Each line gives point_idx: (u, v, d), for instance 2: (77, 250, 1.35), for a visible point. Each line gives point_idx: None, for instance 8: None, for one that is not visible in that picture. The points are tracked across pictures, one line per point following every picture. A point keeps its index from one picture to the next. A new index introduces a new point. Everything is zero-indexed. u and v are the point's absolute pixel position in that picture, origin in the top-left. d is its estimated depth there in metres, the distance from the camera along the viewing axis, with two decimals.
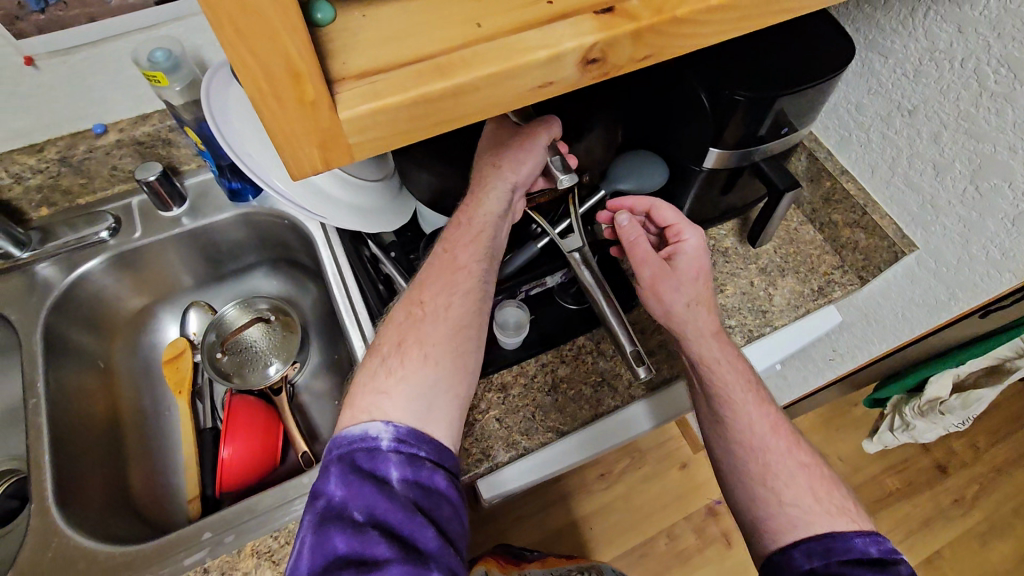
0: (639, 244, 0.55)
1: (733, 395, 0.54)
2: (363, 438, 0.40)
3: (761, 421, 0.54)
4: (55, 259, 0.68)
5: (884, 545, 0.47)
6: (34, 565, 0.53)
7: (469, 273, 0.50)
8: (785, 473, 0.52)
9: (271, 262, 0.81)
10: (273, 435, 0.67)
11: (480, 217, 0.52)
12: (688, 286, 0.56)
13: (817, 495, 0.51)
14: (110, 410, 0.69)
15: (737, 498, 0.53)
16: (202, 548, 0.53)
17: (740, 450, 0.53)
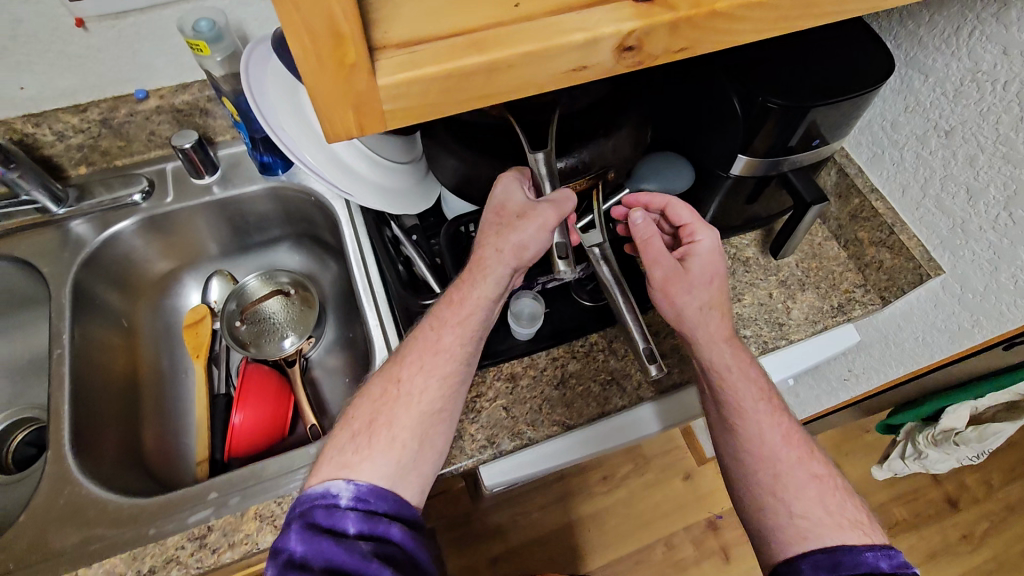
0: (652, 243, 0.55)
1: (741, 403, 0.54)
2: (323, 495, 0.42)
3: (773, 430, 0.53)
4: (89, 217, 0.70)
5: (895, 560, 0.45)
6: (47, 510, 0.54)
7: (451, 355, 0.50)
8: (795, 484, 0.51)
9: (295, 238, 0.83)
10: (284, 406, 0.68)
11: (471, 299, 0.51)
12: (701, 291, 0.55)
13: (827, 508, 0.50)
14: (130, 367, 0.71)
15: (745, 505, 0.53)
16: (207, 508, 0.53)
17: (751, 460, 0.53)
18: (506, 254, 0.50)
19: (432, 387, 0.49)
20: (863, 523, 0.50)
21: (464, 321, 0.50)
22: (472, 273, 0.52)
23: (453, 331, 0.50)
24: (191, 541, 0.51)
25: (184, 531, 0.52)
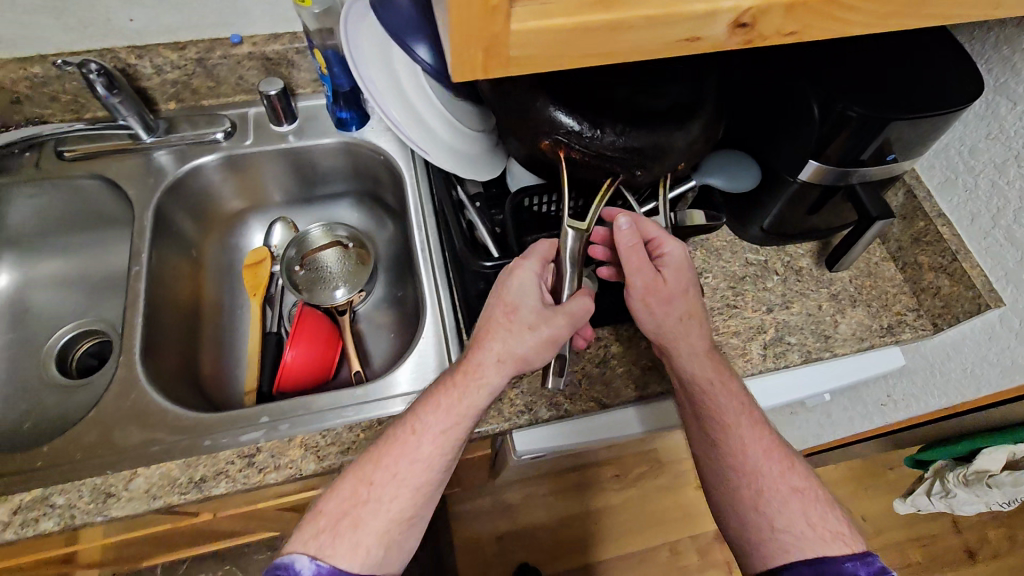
0: (635, 255, 0.51)
1: (724, 418, 0.55)
2: (288, 567, 0.45)
3: (755, 447, 0.54)
4: (174, 149, 0.75)
5: (873, 565, 0.48)
6: (113, 411, 0.58)
7: (426, 467, 0.49)
8: (778, 499, 0.52)
9: (358, 195, 0.86)
10: (332, 350, 0.72)
11: (458, 410, 0.50)
12: (675, 306, 0.54)
13: (810, 521, 0.51)
14: (193, 295, 0.75)
15: (730, 521, 0.54)
16: (258, 429, 0.57)
17: (733, 474, 0.54)
18: (505, 364, 0.50)
19: (406, 494, 0.48)
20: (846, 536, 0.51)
21: (447, 431, 0.50)
22: (461, 383, 0.51)
23: (433, 442, 0.50)
24: (241, 458, 0.55)
25: (235, 448, 0.55)
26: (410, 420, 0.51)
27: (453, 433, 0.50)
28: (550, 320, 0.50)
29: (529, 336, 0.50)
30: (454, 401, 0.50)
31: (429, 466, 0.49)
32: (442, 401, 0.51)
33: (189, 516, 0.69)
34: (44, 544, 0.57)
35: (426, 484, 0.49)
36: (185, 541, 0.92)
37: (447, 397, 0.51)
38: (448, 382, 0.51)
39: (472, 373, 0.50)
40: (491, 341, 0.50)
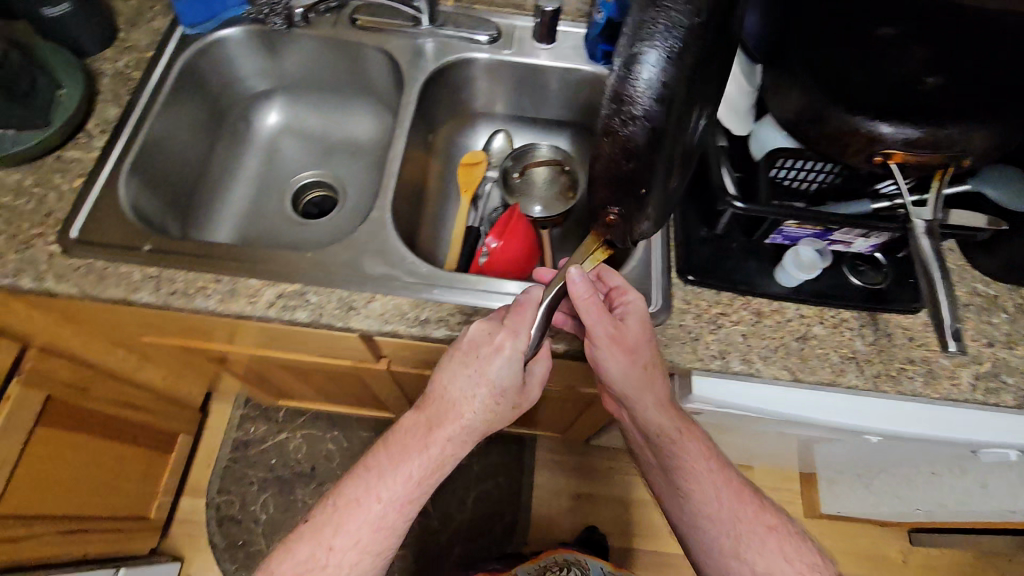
0: (593, 306, 0.56)
1: (688, 464, 0.63)
2: None
3: (719, 494, 0.63)
4: (438, 41, 0.81)
5: None
6: (358, 244, 0.66)
7: (388, 534, 0.59)
8: (754, 544, 0.61)
9: (578, 128, 0.90)
10: (530, 259, 0.77)
11: (423, 481, 0.60)
12: (635, 357, 0.58)
13: (788, 558, 0.61)
14: (421, 173, 0.82)
15: (708, 564, 0.63)
16: (478, 295, 0.62)
17: (707, 521, 0.62)
18: (475, 433, 0.61)
19: (368, 557, 0.58)
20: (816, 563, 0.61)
21: (410, 499, 0.60)
22: (424, 457, 0.59)
23: (398, 509, 0.59)
24: (461, 313, 0.61)
25: (457, 304, 0.62)
26: (373, 485, 0.59)
27: (415, 499, 0.60)
28: (523, 395, 0.61)
29: (490, 414, 0.60)
30: (418, 463, 0.59)
31: (389, 526, 0.59)
32: (405, 470, 0.59)
33: (370, 359, 0.78)
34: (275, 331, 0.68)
35: (383, 542, 0.59)
36: (330, 388, 1.03)
37: (410, 460, 0.59)
38: (410, 451, 0.60)
39: (432, 442, 0.60)
40: (461, 416, 0.59)
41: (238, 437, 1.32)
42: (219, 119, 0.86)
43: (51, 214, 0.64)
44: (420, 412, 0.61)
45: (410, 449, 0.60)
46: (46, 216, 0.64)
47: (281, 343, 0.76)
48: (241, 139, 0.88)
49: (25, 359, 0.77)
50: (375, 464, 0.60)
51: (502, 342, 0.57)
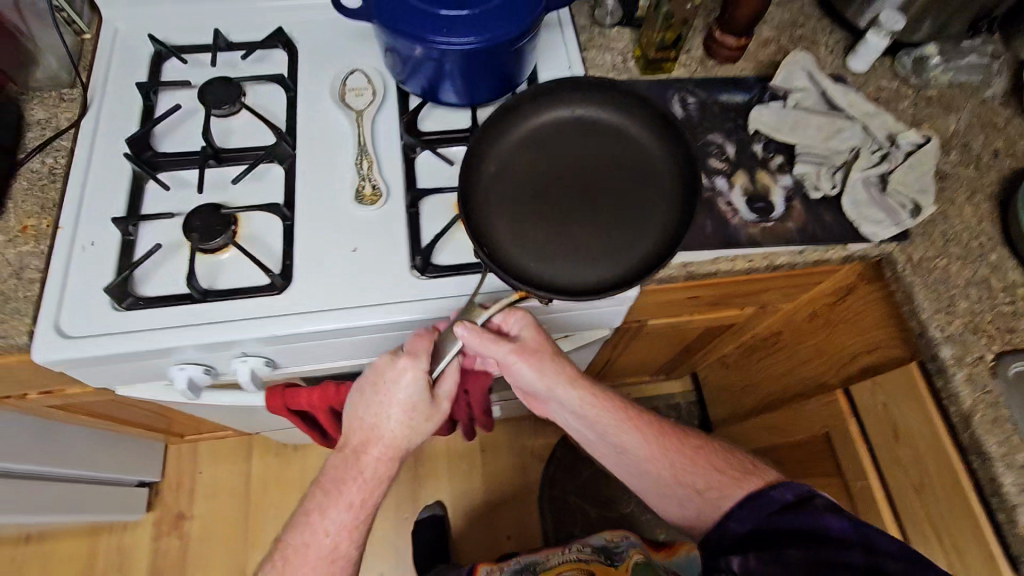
0: (484, 339, 0.63)
1: (619, 423, 0.70)
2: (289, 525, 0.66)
3: (643, 438, 0.70)
4: None
5: (799, 489, 0.63)
6: None
7: (345, 557, 0.64)
8: (696, 472, 0.68)
9: None
10: None
11: (363, 506, 0.65)
12: (534, 358, 0.66)
13: (721, 476, 0.68)
14: None
15: (665, 505, 0.70)
16: None
17: (648, 461, 0.69)
18: (392, 458, 0.66)
19: None
20: (747, 469, 0.68)
21: (354, 523, 0.64)
22: (357, 477, 0.65)
23: (346, 531, 0.64)
24: None
25: None
26: (313, 524, 0.64)
27: (359, 523, 0.64)
28: (440, 408, 0.67)
29: (409, 431, 0.66)
30: (357, 489, 0.65)
31: (342, 553, 0.64)
32: (345, 497, 0.64)
33: None
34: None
35: (341, 563, 0.64)
36: None
37: (349, 486, 0.64)
38: (341, 480, 0.65)
39: (359, 463, 0.65)
40: (381, 439, 0.65)
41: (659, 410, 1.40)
42: None
43: (1011, 335, 0.64)
44: (342, 451, 0.66)
45: (345, 477, 0.65)
46: (1007, 330, 0.64)
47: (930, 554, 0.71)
48: None
49: (757, 309, 0.89)
50: (308, 508, 0.65)
51: (407, 366, 0.62)
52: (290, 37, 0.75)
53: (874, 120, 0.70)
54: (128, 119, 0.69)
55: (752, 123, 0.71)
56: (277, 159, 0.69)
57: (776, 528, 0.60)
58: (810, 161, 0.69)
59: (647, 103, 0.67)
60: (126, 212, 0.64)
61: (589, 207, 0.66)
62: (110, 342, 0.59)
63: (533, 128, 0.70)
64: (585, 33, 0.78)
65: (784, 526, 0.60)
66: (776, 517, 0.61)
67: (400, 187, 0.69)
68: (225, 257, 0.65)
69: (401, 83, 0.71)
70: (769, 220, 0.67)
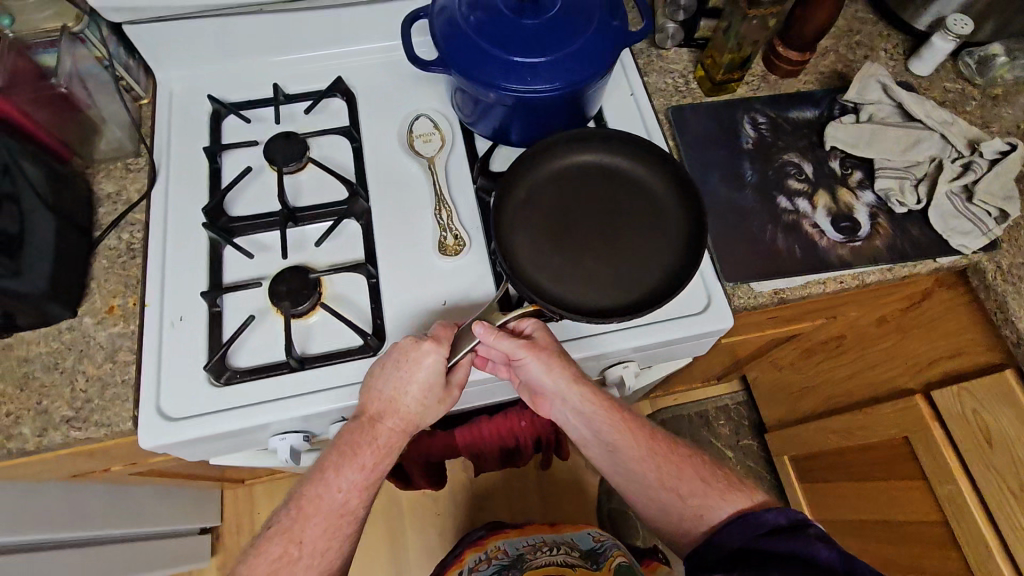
0: (496, 336, 0.58)
1: (621, 422, 0.63)
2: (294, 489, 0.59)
3: (635, 440, 0.63)
4: None
5: (789, 513, 0.57)
6: None
7: (351, 519, 0.57)
8: (685, 475, 0.62)
9: None
10: None
11: (375, 469, 0.58)
12: (544, 354, 0.60)
13: (707, 484, 0.61)
14: None
15: (647, 508, 0.63)
16: None
17: (637, 463, 0.62)
18: (405, 428, 0.60)
19: (335, 548, 0.56)
20: (733, 483, 0.62)
21: (366, 486, 0.58)
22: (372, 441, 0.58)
23: (354, 493, 0.57)
24: None
25: None
26: (321, 486, 0.57)
27: (371, 486, 0.58)
28: (452, 393, 0.61)
29: (425, 406, 0.60)
30: (371, 453, 0.58)
31: (350, 514, 0.57)
32: (360, 459, 0.58)
33: None
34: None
35: (345, 528, 0.57)
36: (880, 551, 0.95)
37: (364, 451, 0.58)
38: (352, 443, 0.58)
39: (375, 429, 0.58)
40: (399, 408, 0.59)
41: (708, 413, 1.40)
42: None
43: None
44: (359, 419, 0.59)
45: (361, 441, 0.58)
46: None
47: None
48: None
49: (826, 320, 0.89)
50: (316, 472, 0.58)
51: (430, 350, 0.58)
52: (347, 85, 0.74)
53: (951, 128, 0.69)
54: (198, 186, 0.68)
55: (829, 140, 0.71)
56: (354, 215, 0.67)
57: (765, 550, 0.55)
58: (891, 176, 0.69)
59: (669, 160, 0.66)
60: (210, 284, 0.63)
61: (602, 239, 0.65)
62: (215, 419, 0.58)
63: (565, 163, 0.68)
64: (643, 57, 0.78)
65: (774, 548, 0.54)
66: (765, 539, 0.55)
67: (480, 233, 0.68)
68: (313, 319, 0.64)
69: (470, 125, 0.70)
70: (857, 240, 0.67)
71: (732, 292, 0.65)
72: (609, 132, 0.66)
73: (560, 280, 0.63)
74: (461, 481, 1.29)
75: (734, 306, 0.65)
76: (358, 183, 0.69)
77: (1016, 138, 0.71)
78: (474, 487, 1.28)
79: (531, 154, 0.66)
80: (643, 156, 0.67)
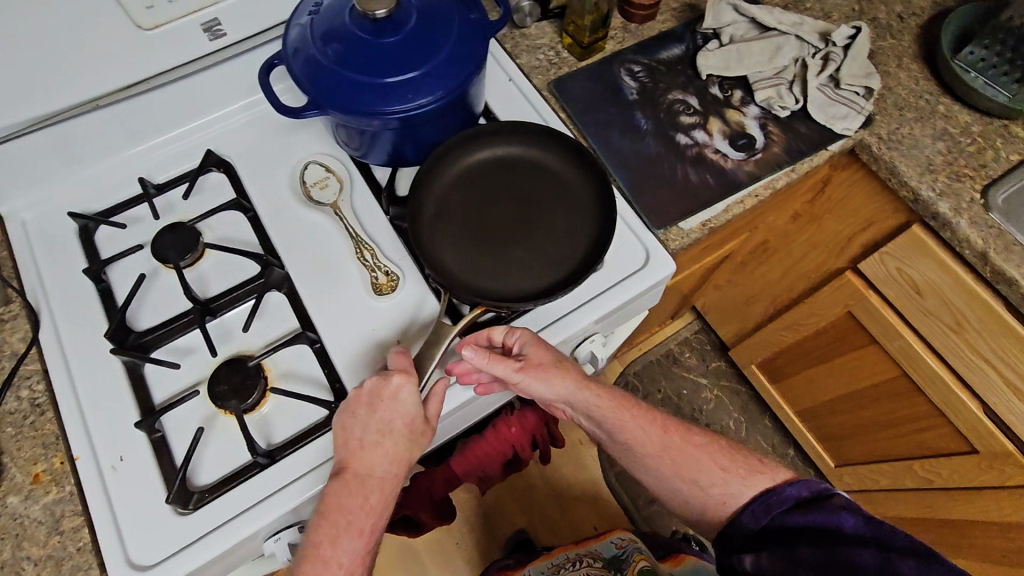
0: (490, 362, 0.56)
1: (626, 415, 0.64)
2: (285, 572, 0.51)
3: (641, 426, 0.64)
4: None
5: (810, 485, 0.58)
6: None
7: None
8: (700, 465, 0.63)
9: None
10: None
11: (371, 527, 0.53)
12: (539, 371, 0.59)
13: (723, 471, 0.62)
14: None
15: (674, 501, 0.65)
16: None
17: (645, 452, 0.64)
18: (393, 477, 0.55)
19: None
20: (752, 462, 0.63)
21: (365, 547, 0.53)
22: (363, 498, 0.53)
23: (354, 559, 0.52)
24: None
25: None
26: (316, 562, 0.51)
27: (369, 547, 0.53)
28: (429, 420, 0.57)
29: (409, 447, 0.55)
30: (366, 515, 0.53)
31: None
32: (357, 524, 0.53)
33: None
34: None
35: None
36: (863, 420, 1.02)
37: (358, 515, 0.52)
38: (343, 505, 0.52)
39: (365, 486, 0.53)
40: (385, 454, 0.54)
41: (673, 350, 1.44)
42: None
43: (985, 169, 0.71)
44: (342, 475, 0.53)
45: (353, 499, 0.52)
46: (980, 168, 0.71)
47: (989, 383, 0.77)
48: None
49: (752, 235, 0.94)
50: (307, 550, 0.51)
51: (402, 384, 0.54)
52: (219, 155, 0.70)
53: (803, 28, 0.75)
54: (92, 313, 0.62)
55: (702, 68, 0.74)
56: (274, 285, 0.63)
57: (789, 526, 0.56)
58: (767, 86, 0.73)
59: (559, 135, 0.66)
60: (143, 412, 0.57)
61: (523, 228, 0.64)
62: (193, 552, 0.52)
63: (465, 166, 0.66)
64: (509, 41, 0.78)
65: (797, 524, 0.56)
66: (788, 516, 0.57)
67: (408, 259, 0.65)
68: (267, 408, 0.59)
69: (363, 158, 0.68)
70: (755, 151, 0.70)
71: (666, 238, 0.66)
72: (498, 126, 0.66)
73: (494, 279, 0.62)
74: (469, 502, 1.26)
75: (670, 251, 0.66)
76: (266, 252, 0.65)
77: (858, 20, 0.77)
78: (483, 503, 1.26)
79: (428, 166, 0.64)
80: (535, 138, 0.67)
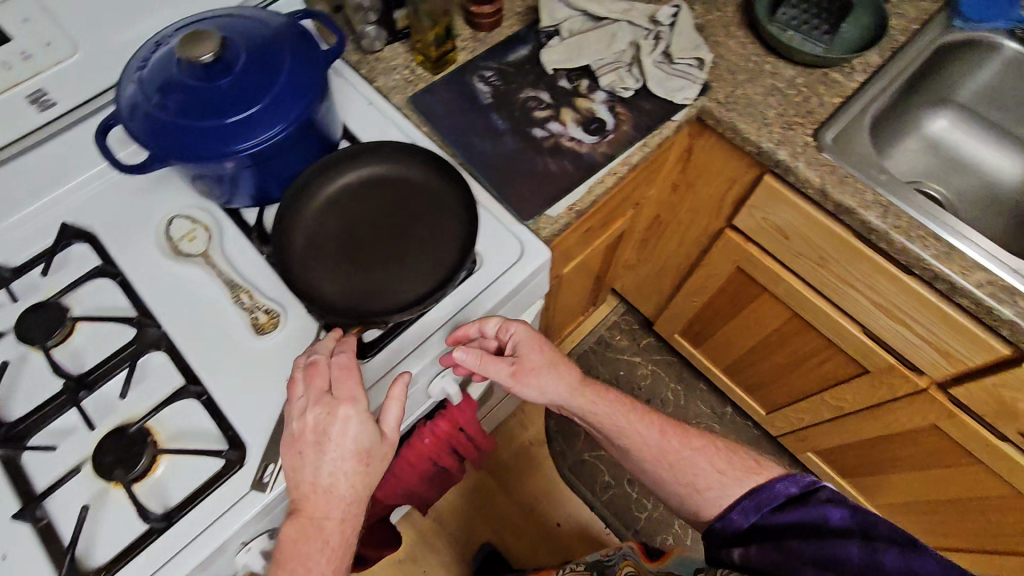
0: (487, 364, 0.63)
1: (613, 409, 0.71)
2: None
3: (630, 419, 0.71)
4: None
5: (800, 481, 0.63)
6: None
7: None
8: (693, 467, 0.68)
9: None
10: None
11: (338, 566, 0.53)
12: (529, 374, 0.66)
13: (716, 468, 0.68)
14: None
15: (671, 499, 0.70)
16: None
17: (632, 445, 0.71)
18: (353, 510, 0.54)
19: None
20: (749, 465, 0.68)
21: None
22: (320, 540, 0.52)
23: None
24: None
25: None
26: None
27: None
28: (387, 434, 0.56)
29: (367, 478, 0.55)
30: (328, 561, 0.53)
31: None
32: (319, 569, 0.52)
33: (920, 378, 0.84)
34: (905, 296, 0.77)
35: None
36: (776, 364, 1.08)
37: (319, 560, 0.52)
38: (300, 551, 0.52)
39: (324, 530, 0.53)
40: (340, 491, 0.53)
41: (604, 335, 1.48)
42: (915, 99, 0.90)
43: (813, 115, 0.78)
44: (298, 520, 0.52)
45: (304, 543, 0.52)
46: (808, 114, 0.78)
47: (861, 307, 0.83)
48: (912, 124, 0.92)
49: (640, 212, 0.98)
50: None
51: (349, 414, 0.53)
52: (79, 226, 0.68)
53: (633, 13, 0.80)
54: None
55: (548, 64, 0.78)
56: (151, 345, 0.61)
57: (779, 520, 0.61)
58: (609, 70, 0.77)
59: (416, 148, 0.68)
60: (23, 500, 0.54)
61: (398, 243, 0.65)
62: None
63: (329, 194, 0.67)
64: (363, 66, 0.80)
65: (785, 519, 0.61)
66: (779, 510, 0.62)
67: (288, 294, 0.65)
68: (161, 471, 0.57)
69: (228, 203, 0.67)
70: (608, 133, 0.74)
71: (538, 228, 0.69)
72: (354, 151, 0.67)
73: (375, 296, 0.63)
74: (430, 524, 1.25)
75: (544, 239, 0.69)
76: (140, 313, 0.63)
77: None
78: (444, 524, 1.25)
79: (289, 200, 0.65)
80: (395, 155, 0.68)
